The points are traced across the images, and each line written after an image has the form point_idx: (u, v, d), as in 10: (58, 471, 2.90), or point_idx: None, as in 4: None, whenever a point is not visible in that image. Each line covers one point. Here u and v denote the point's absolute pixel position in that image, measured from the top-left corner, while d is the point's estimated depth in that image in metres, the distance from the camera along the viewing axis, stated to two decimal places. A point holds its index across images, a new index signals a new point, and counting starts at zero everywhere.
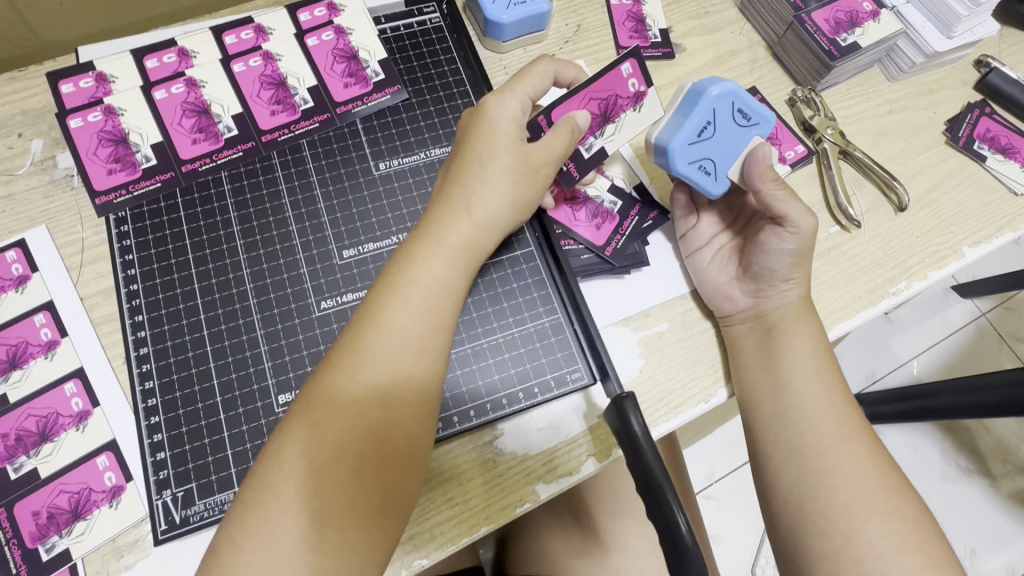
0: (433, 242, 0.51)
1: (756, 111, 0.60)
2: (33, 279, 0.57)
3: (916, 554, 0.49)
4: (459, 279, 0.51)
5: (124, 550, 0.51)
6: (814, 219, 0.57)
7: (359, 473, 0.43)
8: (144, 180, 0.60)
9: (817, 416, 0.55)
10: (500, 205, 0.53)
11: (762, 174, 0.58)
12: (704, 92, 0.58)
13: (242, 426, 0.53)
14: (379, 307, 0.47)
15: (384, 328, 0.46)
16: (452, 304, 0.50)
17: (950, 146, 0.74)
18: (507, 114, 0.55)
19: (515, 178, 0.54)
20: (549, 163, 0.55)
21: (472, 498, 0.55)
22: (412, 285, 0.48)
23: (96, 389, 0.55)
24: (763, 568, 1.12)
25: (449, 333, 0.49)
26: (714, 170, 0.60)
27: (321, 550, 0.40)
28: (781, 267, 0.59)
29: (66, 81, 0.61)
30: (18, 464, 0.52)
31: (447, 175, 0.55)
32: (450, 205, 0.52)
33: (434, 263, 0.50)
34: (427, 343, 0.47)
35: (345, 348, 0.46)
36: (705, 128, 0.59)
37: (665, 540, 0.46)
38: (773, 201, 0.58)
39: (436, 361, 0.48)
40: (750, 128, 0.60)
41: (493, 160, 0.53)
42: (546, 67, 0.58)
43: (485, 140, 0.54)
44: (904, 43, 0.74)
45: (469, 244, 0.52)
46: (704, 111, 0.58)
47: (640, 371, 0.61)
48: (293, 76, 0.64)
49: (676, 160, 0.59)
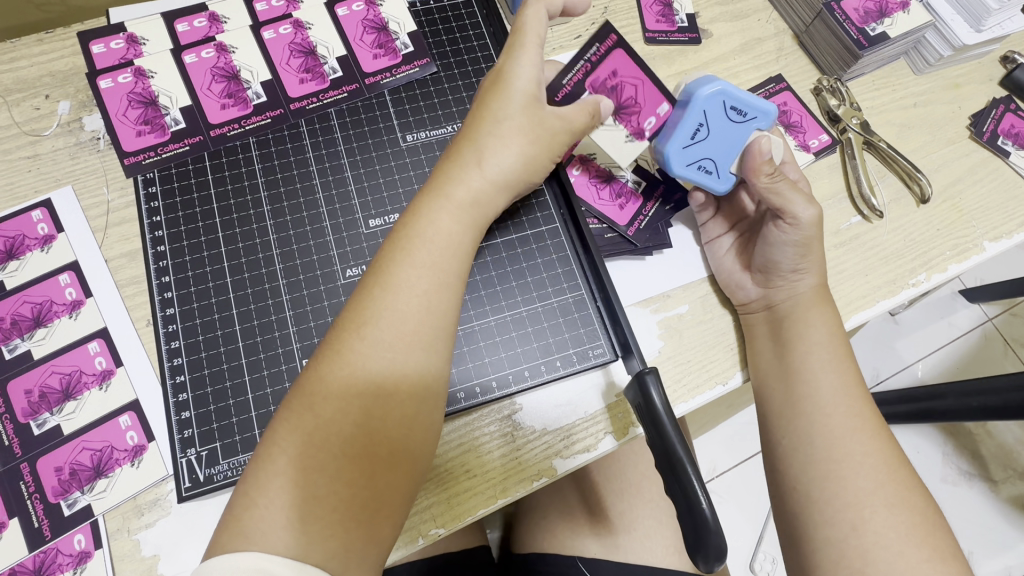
0: (441, 198, 0.50)
1: (751, 105, 0.57)
2: (58, 239, 0.57)
3: (921, 546, 0.49)
4: (468, 236, 0.50)
5: (145, 508, 0.51)
6: (815, 208, 0.57)
7: (368, 426, 0.43)
8: (172, 143, 0.60)
9: (834, 403, 0.55)
10: (512, 160, 0.52)
11: (755, 169, 0.58)
12: (694, 94, 0.57)
13: (266, 389, 0.54)
14: (388, 266, 0.46)
15: (392, 284, 0.46)
16: (462, 262, 0.49)
17: (974, 141, 0.74)
18: (528, 74, 0.53)
19: (530, 137, 0.52)
20: (564, 130, 0.54)
21: (489, 469, 0.55)
22: (420, 243, 0.47)
23: (119, 350, 0.55)
24: (762, 562, 1.13)
25: (458, 289, 0.48)
26: (715, 168, 0.60)
27: (334, 504, 0.41)
28: (786, 259, 0.58)
29: (97, 42, 0.62)
30: (42, 420, 0.53)
31: (460, 134, 0.53)
32: (460, 159, 0.51)
33: (442, 218, 0.49)
34: (433, 297, 0.46)
35: (353, 306, 0.45)
36: (698, 130, 0.58)
37: (686, 516, 0.47)
38: (771, 194, 0.57)
39: (444, 318, 0.47)
40: (746, 123, 0.58)
41: (508, 118, 0.52)
42: (539, 7, 0.54)
43: (500, 98, 0.52)
44: (933, 36, 0.74)
45: (479, 200, 0.51)
46: (696, 112, 0.57)
47: (659, 352, 0.61)
48: (323, 45, 0.64)
49: (671, 164, 0.60)
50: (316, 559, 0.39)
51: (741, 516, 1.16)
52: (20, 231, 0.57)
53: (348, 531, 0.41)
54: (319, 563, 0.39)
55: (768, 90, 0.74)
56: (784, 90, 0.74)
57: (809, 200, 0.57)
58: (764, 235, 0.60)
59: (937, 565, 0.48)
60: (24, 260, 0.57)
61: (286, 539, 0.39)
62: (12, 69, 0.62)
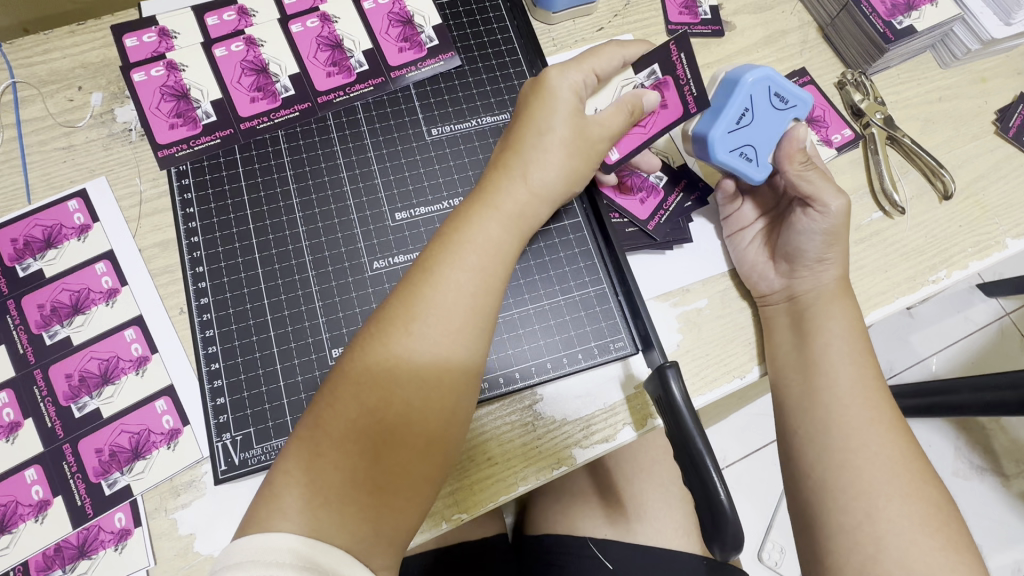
0: (489, 207, 0.51)
1: (792, 94, 0.58)
2: (94, 228, 0.59)
3: (935, 536, 0.50)
4: (514, 244, 0.51)
5: (180, 489, 0.53)
6: (844, 198, 0.58)
7: (406, 419, 0.44)
8: (204, 136, 0.61)
9: (853, 397, 0.55)
10: (556, 174, 0.53)
11: (789, 156, 0.59)
12: (739, 80, 0.57)
13: (297, 376, 0.55)
14: (435, 263, 0.48)
15: (438, 283, 0.47)
16: (505, 265, 0.50)
17: (1000, 137, 0.73)
18: (566, 84, 0.54)
19: (571, 150, 0.53)
20: (603, 140, 0.55)
21: (510, 458, 0.56)
22: (468, 246, 0.48)
23: (154, 336, 0.57)
24: (770, 551, 1.15)
25: (500, 292, 0.49)
26: (755, 155, 0.59)
27: (368, 488, 0.42)
28: (812, 248, 0.59)
29: (130, 35, 0.63)
30: (82, 403, 0.55)
31: (503, 142, 0.54)
32: (508, 171, 0.52)
33: (491, 228, 0.50)
34: (479, 300, 0.47)
35: (401, 300, 0.46)
36: (743, 115, 0.58)
37: (704, 505, 0.48)
38: (802, 181, 0.58)
39: (485, 320, 0.48)
40: (786, 111, 0.59)
41: (551, 130, 0.53)
42: (613, 49, 0.57)
43: (542, 109, 0.53)
44: (960, 29, 0.72)
45: (524, 212, 0.52)
46: (742, 97, 0.57)
47: (678, 345, 0.62)
48: (350, 38, 0.65)
49: (715, 149, 0.58)
50: (345, 540, 0.41)
51: (751, 505, 1.17)
52: (57, 221, 0.59)
53: (380, 517, 0.42)
54: (347, 544, 0.41)
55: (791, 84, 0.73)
56: (807, 84, 0.74)
57: (839, 190, 0.58)
58: (791, 223, 0.61)
59: (950, 555, 0.49)
60: (62, 249, 0.59)
61: (321, 518, 0.41)
62: (46, 60, 0.63)
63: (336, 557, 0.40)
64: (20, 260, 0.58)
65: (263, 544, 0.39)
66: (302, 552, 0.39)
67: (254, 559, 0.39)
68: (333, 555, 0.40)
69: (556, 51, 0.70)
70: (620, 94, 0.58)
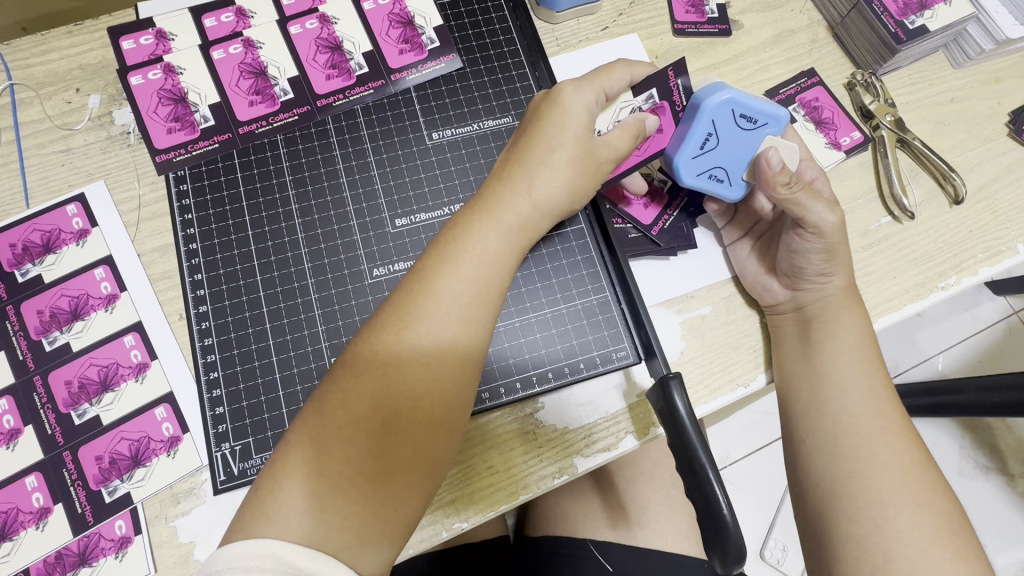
0: (491, 218, 0.50)
1: (762, 111, 0.56)
2: (92, 233, 0.59)
3: (945, 546, 0.49)
4: (513, 257, 0.50)
5: (181, 497, 0.53)
6: (838, 214, 0.55)
7: (396, 429, 0.44)
8: (202, 140, 0.60)
9: (860, 407, 0.55)
10: (561, 193, 0.52)
11: (772, 181, 0.55)
12: (701, 105, 0.55)
13: (296, 385, 0.55)
14: (432, 272, 0.47)
15: (435, 294, 0.46)
16: (503, 278, 0.49)
17: (1012, 139, 0.72)
18: (580, 103, 0.53)
19: (578, 168, 0.52)
20: (609, 161, 0.54)
21: (512, 466, 0.56)
22: (465, 257, 0.48)
23: (153, 343, 0.57)
24: (772, 550, 1.14)
25: (498, 305, 0.48)
26: (727, 176, 0.59)
27: (354, 496, 0.42)
28: (812, 266, 0.58)
29: (128, 37, 0.62)
30: (82, 411, 0.55)
31: (510, 156, 0.53)
32: (512, 184, 0.51)
33: (490, 238, 0.49)
34: (473, 312, 0.47)
35: (396, 308, 0.46)
36: (707, 140, 0.57)
37: (706, 519, 0.47)
38: (792, 206, 0.55)
39: (481, 331, 0.47)
40: (757, 130, 0.57)
41: (561, 148, 0.52)
42: (623, 69, 0.56)
43: (553, 124, 0.52)
44: (974, 28, 0.71)
45: (526, 225, 0.51)
46: (704, 122, 0.56)
47: (681, 353, 0.61)
48: (349, 40, 0.64)
49: (681, 174, 0.59)
50: (331, 548, 0.41)
51: (753, 504, 1.17)
52: (55, 226, 0.59)
53: (366, 526, 0.42)
54: (331, 552, 0.41)
55: (800, 85, 0.72)
56: (816, 85, 0.72)
57: (831, 205, 0.55)
58: (786, 241, 0.59)
59: (960, 566, 0.49)
60: (61, 253, 0.58)
61: (305, 524, 0.41)
62: (43, 61, 0.62)
63: (318, 562, 0.39)
64: (19, 265, 0.57)
65: (247, 548, 0.39)
66: (283, 557, 0.39)
67: (234, 564, 0.38)
68: (313, 559, 0.39)
69: (560, 51, 0.69)
70: (620, 117, 0.57)
